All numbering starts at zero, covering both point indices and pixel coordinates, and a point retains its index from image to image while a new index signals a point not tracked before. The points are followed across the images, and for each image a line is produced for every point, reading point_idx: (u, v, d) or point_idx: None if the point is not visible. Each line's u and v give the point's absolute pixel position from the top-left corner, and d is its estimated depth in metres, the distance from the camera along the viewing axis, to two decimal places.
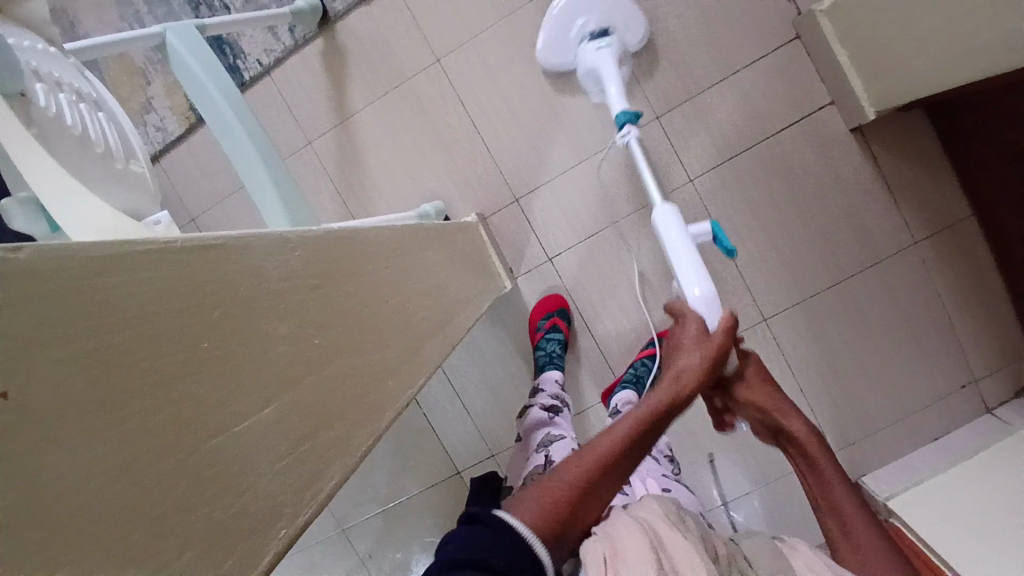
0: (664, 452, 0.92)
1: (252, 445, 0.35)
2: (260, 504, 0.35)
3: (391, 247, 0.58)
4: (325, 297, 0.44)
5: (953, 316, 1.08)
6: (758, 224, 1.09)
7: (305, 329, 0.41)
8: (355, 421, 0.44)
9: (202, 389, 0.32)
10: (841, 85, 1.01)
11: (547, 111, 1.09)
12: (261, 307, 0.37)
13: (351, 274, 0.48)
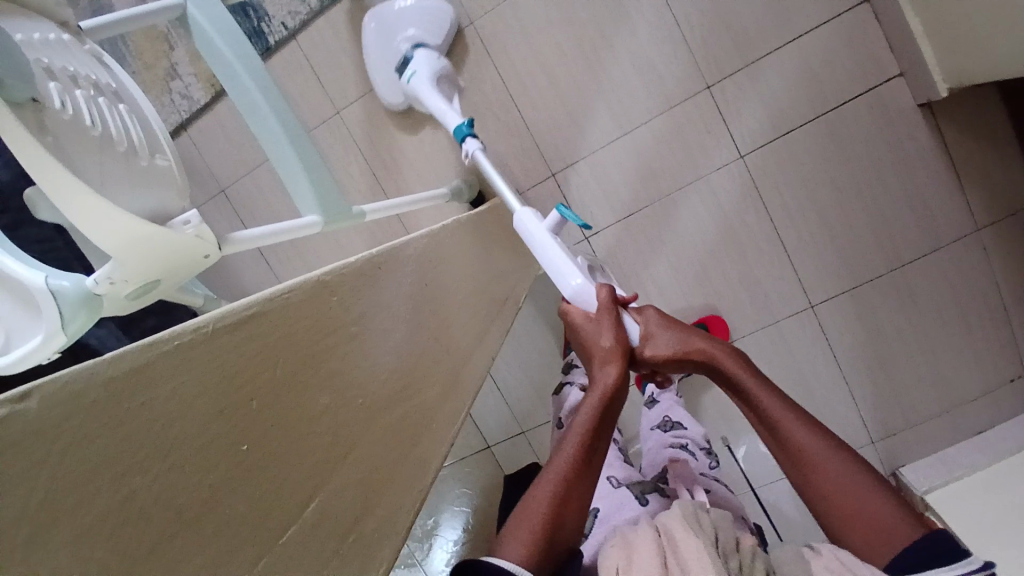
0: (702, 446, 0.88)
1: (301, 542, 0.35)
2: None
3: (433, 264, 0.56)
4: (366, 352, 0.43)
5: (1013, 307, 1.02)
6: (809, 205, 1.03)
7: (347, 396, 0.40)
8: (402, 486, 0.45)
9: (245, 498, 0.32)
10: (913, 57, 0.92)
11: (587, 80, 1.03)
12: (299, 388, 0.37)
13: (392, 306, 0.47)
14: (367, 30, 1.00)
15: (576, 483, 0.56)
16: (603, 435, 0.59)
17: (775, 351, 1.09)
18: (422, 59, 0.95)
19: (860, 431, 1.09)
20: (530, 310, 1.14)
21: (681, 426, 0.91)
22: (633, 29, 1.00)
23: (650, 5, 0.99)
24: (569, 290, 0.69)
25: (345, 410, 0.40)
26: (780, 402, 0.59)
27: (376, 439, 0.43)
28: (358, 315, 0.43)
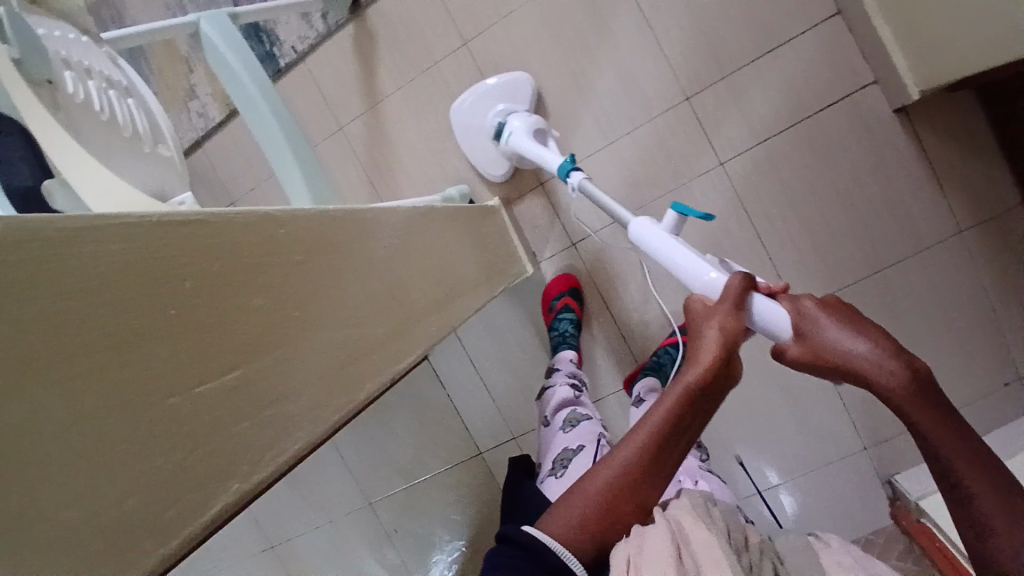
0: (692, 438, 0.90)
1: (217, 410, 0.35)
2: (219, 465, 0.35)
3: (393, 230, 0.59)
4: (309, 273, 0.45)
5: (1002, 311, 1.02)
6: (792, 210, 1.05)
7: (282, 302, 0.42)
8: (327, 393, 0.45)
9: (162, 354, 0.33)
10: (884, 64, 0.96)
11: (573, 93, 1.08)
12: (233, 279, 0.38)
13: (353, 260, 0.51)
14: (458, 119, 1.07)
15: (642, 476, 0.57)
16: (685, 430, 0.57)
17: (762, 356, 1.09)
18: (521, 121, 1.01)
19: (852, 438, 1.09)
20: (520, 317, 1.17)
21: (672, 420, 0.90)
22: (616, 45, 1.06)
23: (632, 23, 1.05)
24: (700, 282, 0.62)
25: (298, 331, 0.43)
26: (963, 444, 0.48)
27: (309, 346, 0.43)
28: (306, 245, 0.45)
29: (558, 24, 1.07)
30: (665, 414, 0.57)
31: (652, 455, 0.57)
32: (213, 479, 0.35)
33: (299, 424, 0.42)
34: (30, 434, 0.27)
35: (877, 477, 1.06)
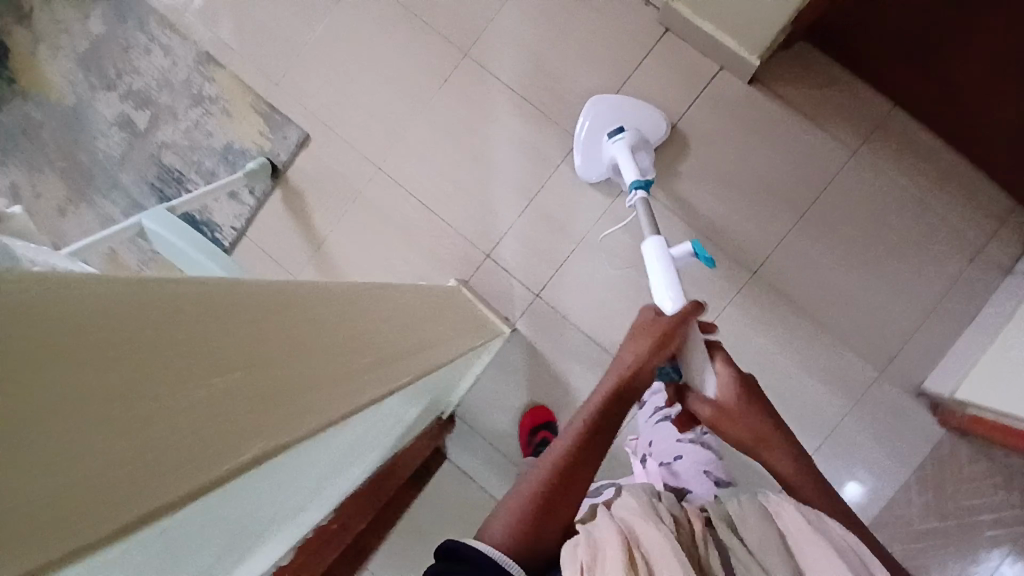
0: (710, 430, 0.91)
1: (118, 444, 0.33)
2: (121, 494, 0.32)
3: (312, 301, 0.60)
4: (218, 330, 0.44)
5: (927, 200, 1.10)
6: (709, 191, 1.15)
7: (191, 353, 0.40)
8: (253, 430, 0.42)
9: (51, 390, 0.31)
10: (722, 51, 1.11)
11: (483, 172, 1.20)
12: (134, 328, 0.37)
13: (278, 315, 0.53)
14: (591, 108, 1.11)
15: (580, 467, 0.62)
16: (615, 426, 0.66)
17: (746, 324, 1.14)
18: (633, 139, 1.09)
19: (864, 366, 1.11)
20: (519, 382, 1.18)
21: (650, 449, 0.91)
22: (503, 121, 1.20)
23: (508, 99, 1.19)
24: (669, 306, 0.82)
25: (229, 365, 0.43)
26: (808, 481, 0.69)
27: (221, 389, 0.41)
28: (212, 307, 0.45)
29: (449, 120, 1.20)
30: (599, 408, 0.66)
31: (591, 450, 0.63)
32: (117, 504, 0.31)
33: (221, 451, 0.38)
34: None
35: (908, 394, 1.10)
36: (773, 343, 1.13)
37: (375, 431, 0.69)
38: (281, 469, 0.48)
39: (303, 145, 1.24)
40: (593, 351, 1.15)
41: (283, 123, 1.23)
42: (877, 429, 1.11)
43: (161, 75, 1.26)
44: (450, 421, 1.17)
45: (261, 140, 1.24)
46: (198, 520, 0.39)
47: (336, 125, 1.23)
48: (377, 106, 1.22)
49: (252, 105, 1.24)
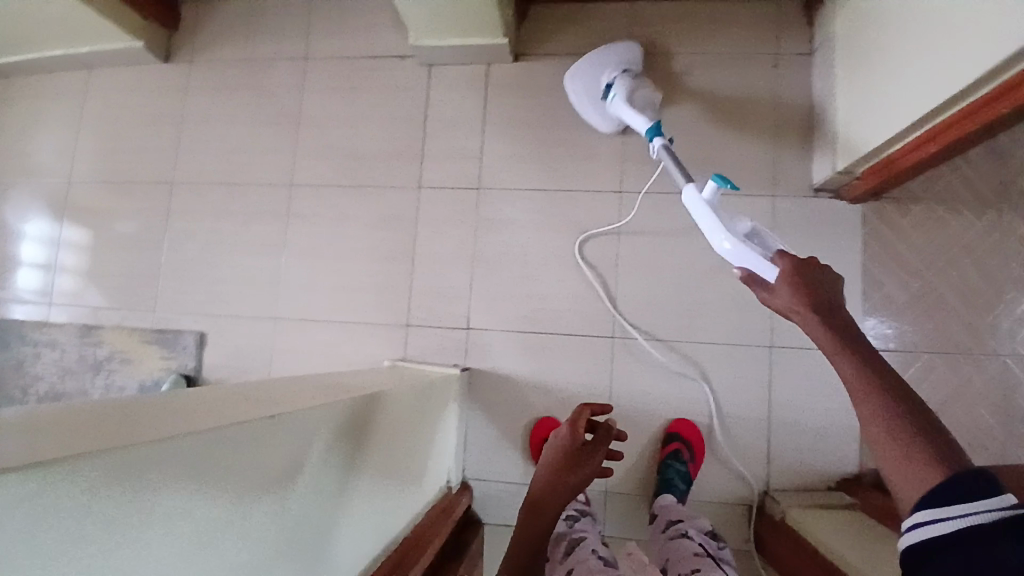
0: (705, 531, 0.99)
1: (252, 457, 0.53)
2: (251, 472, 0.53)
3: (319, 393, 0.75)
4: (266, 401, 0.61)
5: (710, 45, 1.17)
6: (547, 154, 1.22)
7: (254, 407, 0.58)
8: (309, 440, 0.63)
9: (222, 445, 0.49)
10: (476, 50, 1.20)
11: (359, 261, 1.25)
12: (224, 411, 0.54)
13: (292, 398, 0.66)
14: (594, 54, 1.11)
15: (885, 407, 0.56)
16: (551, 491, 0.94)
17: (649, 232, 1.18)
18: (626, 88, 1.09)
19: (762, 201, 1.16)
20: (504, 412, 1.17)
21: (696, 538, 0.96)
22: (348, 215, 1.26)
23: (342, 196, 1.27)
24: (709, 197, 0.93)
25: (282, 399, 0.65)
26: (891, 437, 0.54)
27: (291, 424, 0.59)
28: (260, 400, 0.62)
29: (309, 244, 1.27)
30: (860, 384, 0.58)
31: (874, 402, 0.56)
32: (246, 475, 0.52)
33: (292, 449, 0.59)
34: (149, 483, 0.42)
35: (808, 195, 1.14)
36: (681, 231, 1.17)
37: (362, 498, 0.77)
38: (319, 470, 0.65)
39: (203, 343, 1.28)
40: (544, 338, 1.18)
41: (177, 335, 1.29)
42: (809, 242, 1.14)
43: (64, 365, 1.34)
44: (468, 485, 1.16)
45: (166, 361, 1.29)
46: (250, 544, 0.54)
47: (219, 308, 1.29)
48: (245, 272, 1.29)
49: (143, 339, 1.31)
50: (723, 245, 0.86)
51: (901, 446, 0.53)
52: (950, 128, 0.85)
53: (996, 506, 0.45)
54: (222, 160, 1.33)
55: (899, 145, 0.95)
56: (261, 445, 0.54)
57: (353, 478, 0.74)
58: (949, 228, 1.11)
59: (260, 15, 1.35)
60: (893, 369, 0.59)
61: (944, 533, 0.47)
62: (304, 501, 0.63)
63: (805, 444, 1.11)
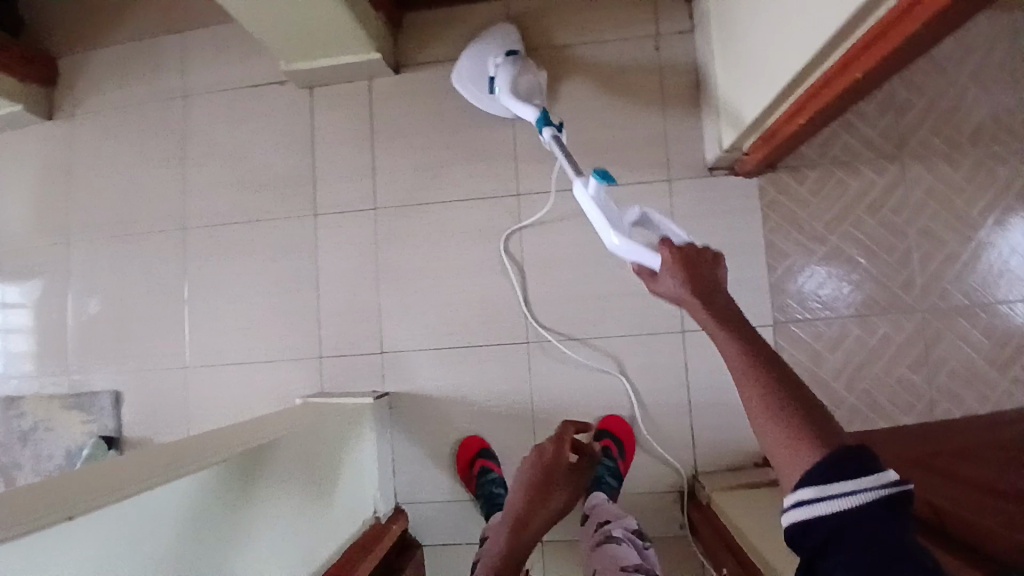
0: (630, 529, 0.96)
1: (93, 545, 0.54)
2: (95, 561, 0.54)
3: (203, 455, 0.76)
4: (121, 484, 0.62)
5: (590, 38, 1.17)
6: (440, 164, 1.19)
7: (102, 493, 0.59)
8: (173, 512, 0.64)
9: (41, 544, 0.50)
10: (355, 69, 1.18)
11: (265, 297, 1.22)
12: (60, 506, 0.55)
13: (159, 472, 0.67)
14: (474, 48, 1.12)
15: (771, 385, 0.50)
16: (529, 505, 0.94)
17: (551, 230, 1.16)
18: (508, 73, 1.07)
19: (659, 185, 1.14)
20: (429, 431, 1.16)
21: (619, 539, 0.93)
22: (249, 252, 1.23)
23: (240, 233, 1.24)
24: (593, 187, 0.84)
25: (146, 475, 0.66)
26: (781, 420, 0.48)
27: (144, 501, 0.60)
28: (115, 483, 0.63)
29: (214, 286, 1.24)
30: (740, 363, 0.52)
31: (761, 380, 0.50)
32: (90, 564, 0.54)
33: (151, 525, 0.61)
34: None
35: (704, 176, 1.13)
36: (583, 225, 1.15)
37: (268, 550, 0.78)
38: (196, 537, 0.66)
39: (120, 400, 1.25)
40: (460, 352, 1.16)
41: (93, 396, 1.25)
42: (711, 220, 1.12)
43: None
44: (402, 510, 1.15)
45: (86, 425, 1.25)
46: None
47: (130, 362, 1.25)
48: (153, 322, 1.25)
49: (60, 405, 1.27)
50: (613, 242, 0.77)
51: (784, 422, 0.48)
52: (811, 103, 0.85)
53: (876, 483, 0.43)
54: (115, 211, 1.29)
55: (767, 120, 0.95)
56: (171, 505, 0.63)
57: (251, 533, 0.75)
58: (846, 189, 1.10)
59: (135, 57, 1.30)
60: (758, 332, 0.54)
61: (827, 515, 0.43)
62: (205, 565, 0.67)
63: (729, 424, 1.10)
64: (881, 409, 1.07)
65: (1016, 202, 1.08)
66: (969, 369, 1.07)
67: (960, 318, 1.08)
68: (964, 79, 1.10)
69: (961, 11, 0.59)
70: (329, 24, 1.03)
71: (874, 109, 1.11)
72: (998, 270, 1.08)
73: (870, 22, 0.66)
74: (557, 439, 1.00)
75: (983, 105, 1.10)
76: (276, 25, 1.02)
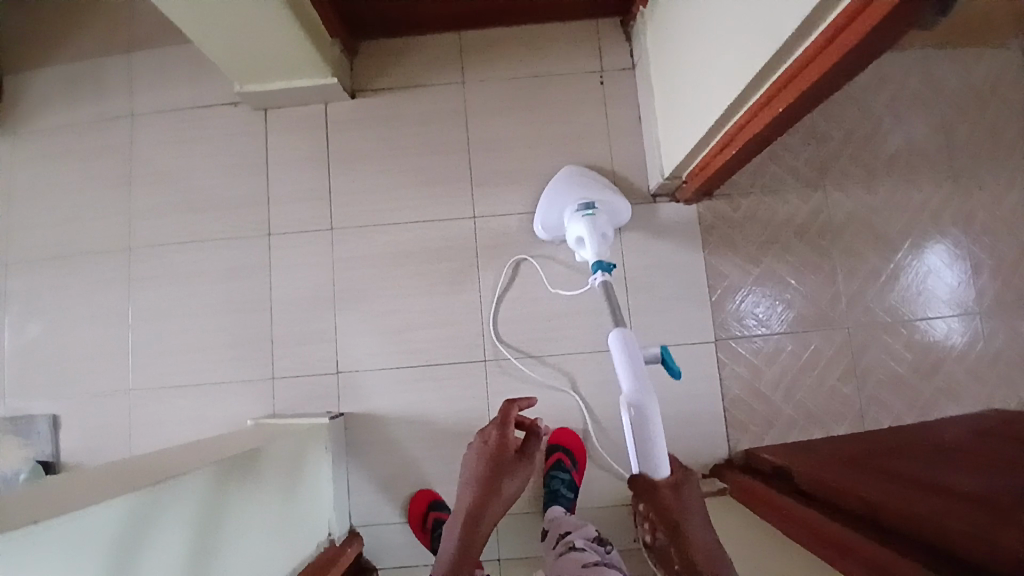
0: (591, 537, 0.99)
1: (24, 564, 0.50)
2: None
3: (139, 476, 0.72)
4: (51, 502, 0.58)
5: (540, 70, 1.23)
6: (396, 187, 1.22)
7: (31, 511, 0.55)
8: (110, 532, 0.60)
9: None
10: (311, 94, 1.20)
11: (215, 319, 1.20)
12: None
13: (91, 492, 0.63)
14: (586, 179, 1.12)
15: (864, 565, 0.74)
16: (477, 499, 0.94)
17: (506, 252, 1.19)
18: (599, 225, 1.07)
19: None
20: (385, 452, 1.16)
21: (583, 547, 0.95)
22: (199, 273, 1.22)
23: (190, 255, 1.22)
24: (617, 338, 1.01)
25: (74, 496, 0.62)
26: None
27: (80, 519, 0.57)
28: (44, 502, 0.58)
29: (161, 308, 1.21)
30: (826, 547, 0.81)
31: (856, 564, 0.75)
32: None
33: (85, 546, 0.57)
34: None
35: (649, 201, 1.20)
36: (536, 247, 1.19)
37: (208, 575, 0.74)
38: (133, 559, 0.62)
39: (59, 426, 1.19)
40: (415, 371, 1.17)
41: (29, 422, 1.19)
42: (656, 243, 1.19)
43: None
44: (356, 534, 1.13)
45: (21, 451, 1.18)
46: None
47: (69, 388, 1.20)
48: (94, 347, 1.21)
49: None
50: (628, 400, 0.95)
51: None
52: (739, 133, 0.93)
53: None
54: (56, 232, 1.25)
55: (705, 150, 1.03)
56: (135, 512, 0.63)
57: (189, 556, 0.71)
58: (778, 213, 1.19)
59: (80, 76, 1.28)
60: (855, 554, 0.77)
61: None
62: None
63: (676, 437, 1.14)
64: (817, 419, 1.14)
65: (927, 227, 1.19)
66: (894, 378, 1.16)
67: (884, 332, 1.17)
68: (877, 116, 1.21)
69: (866, 54, 0.67)
70: (284, 48, 1.05)
71: (801, 141, 1.21)
72: (916, 286, 1.18)
73: (790, 58, 0.73)
74: (501, 423, 1.02)
75: (893, 138, 1.21)
76: (230, 48, 1.03)
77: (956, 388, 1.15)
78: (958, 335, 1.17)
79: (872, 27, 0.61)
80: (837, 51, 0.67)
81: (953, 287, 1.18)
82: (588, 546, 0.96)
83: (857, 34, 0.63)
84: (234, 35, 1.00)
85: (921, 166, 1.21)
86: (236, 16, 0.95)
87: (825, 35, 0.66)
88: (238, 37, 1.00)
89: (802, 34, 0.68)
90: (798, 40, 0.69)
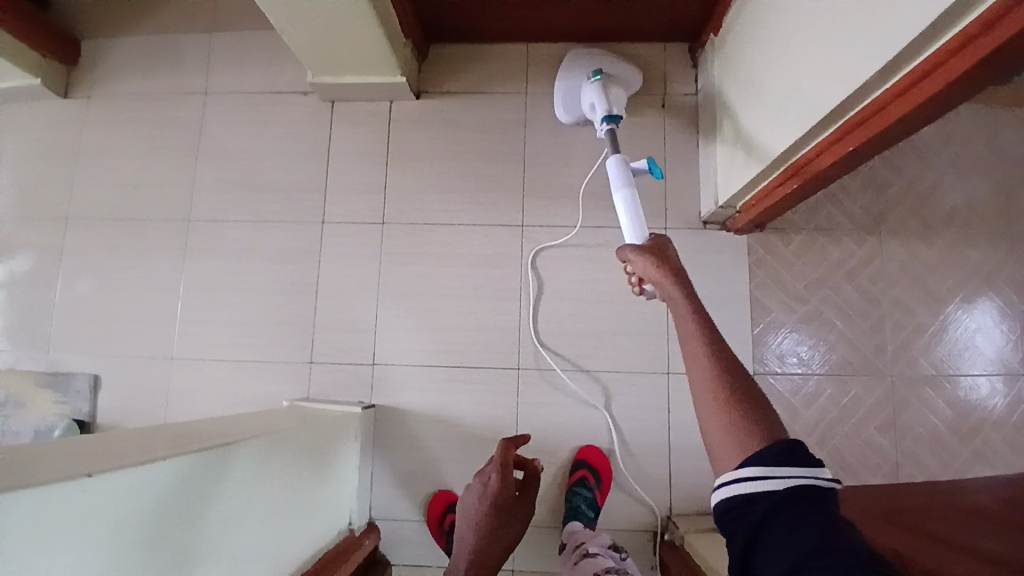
0: (608, 545, 1.01)
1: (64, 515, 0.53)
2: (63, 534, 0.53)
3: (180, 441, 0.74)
4: (96, 459, 0.60)
5: None
6: (450, 189, 1.24)
7: (78, 465, 0.58)
8: (148, 494, 0.62)
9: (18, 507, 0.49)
10: (377, 91, 1.23)
11: (260, 298, 1.23)
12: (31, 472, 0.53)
13: (136, 451, 0.66)
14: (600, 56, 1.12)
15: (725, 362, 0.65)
16: (480, 543, 0.99)
17: (551, 263, 1.20)
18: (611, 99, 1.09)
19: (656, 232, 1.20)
20: (411, 448, 1.17)
21: (596, 553, 0.97)
22: (250, 252, 1.24)
23: (243, 233, 1.25)
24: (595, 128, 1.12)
25: (116, 454, 0.64)
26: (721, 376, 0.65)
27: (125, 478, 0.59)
28: (91, 458, 0.61)
29: (210, 281, 1.24)
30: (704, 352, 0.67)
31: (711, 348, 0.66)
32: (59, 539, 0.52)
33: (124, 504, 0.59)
34: None
35: (699, 228, 1.20)
36: (581, 262, 1.20)
37: (229, 549, 0.76)
38: (165, 523, 0.64)
39: (98, 385, 1.22)
40: (448, 371, 1.18)
41: (69, 378, 1.22)
42: (701, 270, 1.19)
43: None
44: (374, 526, 1.14)
45: (59, 405, 1.22)
46: None
47: (111, 348, 1.24)
48: (141, 311, 1.24)
49: (36, 383, 1.23)
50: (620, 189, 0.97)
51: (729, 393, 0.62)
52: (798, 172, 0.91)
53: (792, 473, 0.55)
54: (118, 197, 1.29)
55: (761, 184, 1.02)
56: (174, 478, 0.65)
57: (215, 528, 0.73)
58: (828, 255, 1.18)
59: (158, 50, 1.33)
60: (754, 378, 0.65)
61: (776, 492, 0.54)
62: (170, 552, 0.65)
63: (703, 468, 1.13)
64: (849, 467, 1.13)
65: (980, 285, 1.17)
66: (931, 435, 1.13)
67: (925, 387, 1.15)
68: (938, 168, 1.20)
69: (939, 108, 0.65)
70: (359, 45, 1.08)
71: (858, 185, 1.20)
72: (962, 343, 1.16)
73: (861, 104, 0.72)
74: (501, 468, 1.00)
75: (953, 192, 1.20)
76: (308, 41, 1.07)
77: (995, 452, 1.12)
78: (1001, 398, 1.14)
79: (950, 83, 0.58)
80: (905, 106, 0.65)
81: (1000, 349, 1.16)
82: (604, 553, 0.98)
83: (931, 90, 0.61)
84: (315, 29, 1.03)
85: (979, 223, 1.19)
86: (319, 13, 0.98)
87: (898, 86, 0.64)
88: (318, 31, 1.04)
89: (878, 82, 0.66)
90: (872, 87, 0.67)
